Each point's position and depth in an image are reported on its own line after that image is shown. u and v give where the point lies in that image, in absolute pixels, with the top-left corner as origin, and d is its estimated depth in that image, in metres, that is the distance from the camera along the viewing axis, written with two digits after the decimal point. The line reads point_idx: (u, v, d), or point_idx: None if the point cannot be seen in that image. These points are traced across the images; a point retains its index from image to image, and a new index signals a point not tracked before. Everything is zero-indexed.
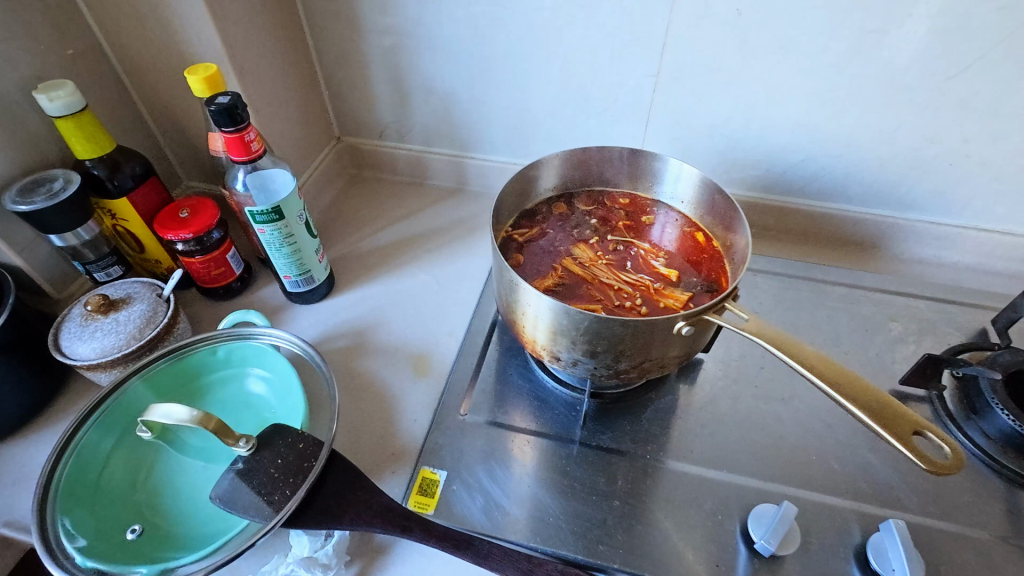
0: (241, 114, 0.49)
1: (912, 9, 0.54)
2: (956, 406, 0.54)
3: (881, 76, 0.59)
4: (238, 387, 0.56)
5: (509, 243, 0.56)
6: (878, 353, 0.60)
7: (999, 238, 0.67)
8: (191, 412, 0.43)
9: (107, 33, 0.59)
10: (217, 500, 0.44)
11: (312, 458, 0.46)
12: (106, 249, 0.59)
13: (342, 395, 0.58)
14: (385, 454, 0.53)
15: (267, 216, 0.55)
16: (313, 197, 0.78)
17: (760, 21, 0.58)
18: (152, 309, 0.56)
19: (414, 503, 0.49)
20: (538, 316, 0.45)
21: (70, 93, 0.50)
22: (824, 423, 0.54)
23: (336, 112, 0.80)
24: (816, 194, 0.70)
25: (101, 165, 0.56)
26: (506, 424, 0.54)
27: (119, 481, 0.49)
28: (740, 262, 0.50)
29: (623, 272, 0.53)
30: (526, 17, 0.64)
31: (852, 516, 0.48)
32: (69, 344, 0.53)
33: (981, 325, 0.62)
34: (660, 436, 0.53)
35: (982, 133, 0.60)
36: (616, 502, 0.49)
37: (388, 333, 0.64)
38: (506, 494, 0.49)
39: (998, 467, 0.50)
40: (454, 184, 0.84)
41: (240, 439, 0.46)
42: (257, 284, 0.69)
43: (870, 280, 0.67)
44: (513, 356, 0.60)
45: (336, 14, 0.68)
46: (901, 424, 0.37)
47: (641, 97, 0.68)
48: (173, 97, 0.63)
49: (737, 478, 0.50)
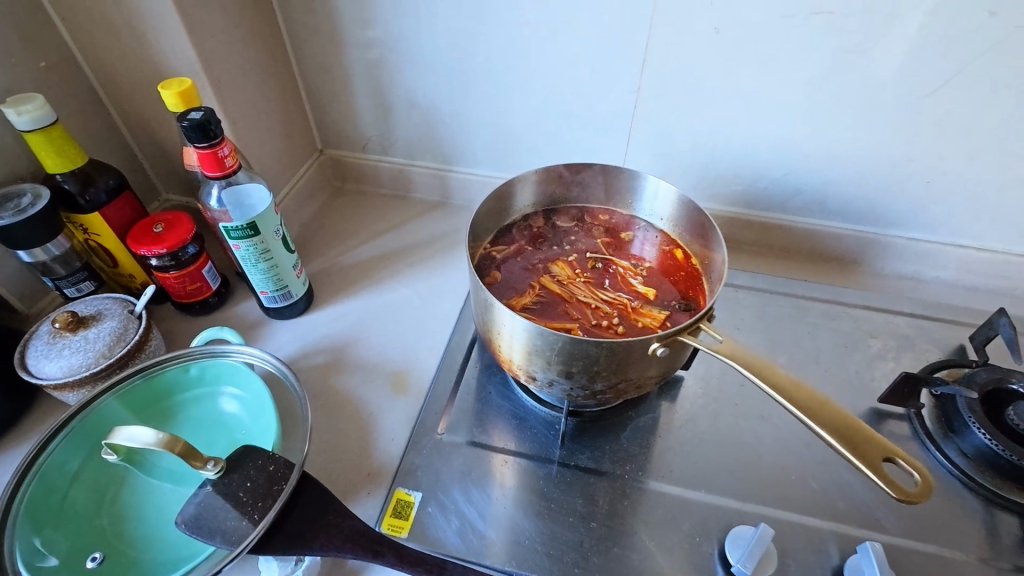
0: (214, 129, 0.49)
1: (885, 29, 0.54)
2: (934, 424, 0.54)
3: (857, 95, 0.60)
4: (211, 405, 0.55)
5: (487, 260, 0.56)
6: (857, 370, 0.60)
7: (977, 255, 0.67)
8: (157, 435, 0.42)
9: (82, 46, 0.58)
10: (182, 525, 0.43)
11: (282, 480, 0.45)
12: (77, 265, 0.58)
13: (318, 414, 0.57)
14: (360, 475, 0.52)
15: (242, 232, 0.54)
16: (294, 210, 0.78)
17: (738, 39, 0.58)
18: (123, 326, 0.54)
19: (388, 526, 0.48)
20: (513, 335, 0.44)
21: (39, 107, 0.50)
22: (803, 442, 0.54)
23: (318, 125, 0.79)
24: (797, 210, 0.71)
25: (72, 179, 0.55)
26: (484, 443, 0.54)
27: (83, 505, 0.48)
28: (717, 280, 0.50)
29: (601, 290, 0.53)
30: (508, 33, 0.64)
31: (829, 537, 0.48)
32: (36, 362, 0.52)
33: (960, 342, 0.62)
34: (639, 455, 0.53)
35: (957, 151, 0.61)
36: (594, 524, 0.48)
37: (366, 349, 0.63)
38: (482, 516, 0.49)
39: (975, 486, 0.50)
40: (438, 197, 0.84)
41: (208, 461, 0.45)
42: (234, 299, 0.68)
43: (850, 296, 0.67)
44: (492, 374, 0.60)
45: (317, 27, 0.68)
46: (870, 449, 0.36)
47: (623, 113, 0.68)
48: (149, 110, 0.62)
49: (716, 499, 0.50)
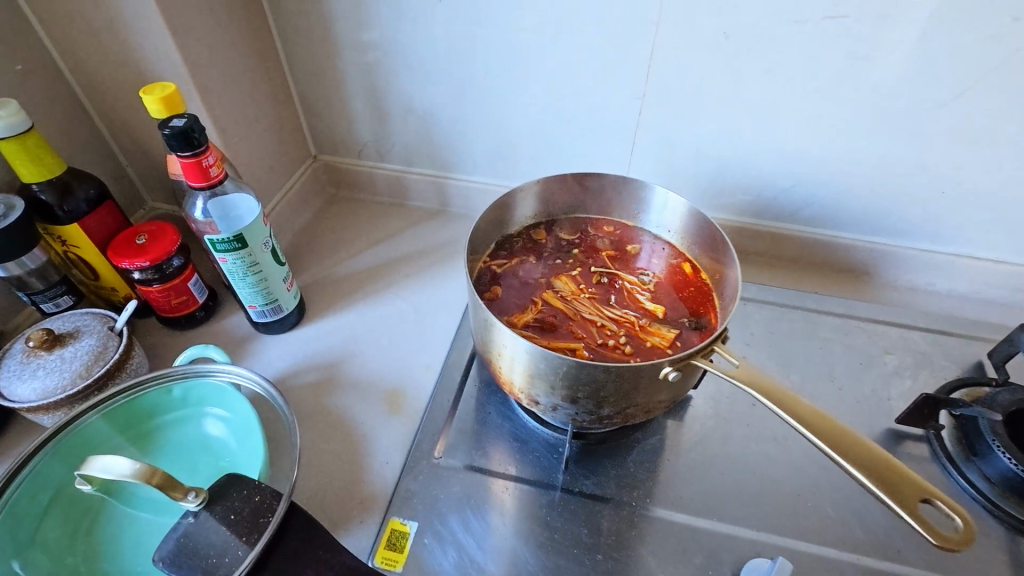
0: (198, 137, 0.46)
1: (902, 35, 0.52)
2: (955, 447, 0.51)
3: (870, 103, 0.57)
4: (196, 428, 0.52)
5: (486, 275, 0.53)
6: (873, 388, 0.57)
7: (993, 267, 0.65)
8: (134, 465, 0.39)
9: (62, 49, 0.55)
10: (160, 564, 0.40)
11: (268, 512, 0.42)
12: (56, 278, 0.55)
13: (309, 435, 0.54)
14: (353, 502, 0.49)
15: (228, 245, 0.51)
16: (286, 219, 0.75)
17: (748, 44, 0.56)
18: (102, 344, 0.52)
19: (382, 559, 0.45)
20: (514, 358, 0.42)
21: (13, 113, 0.47)
22: (818, 465, 0.51)
23: (312, 130, 0.77)
24: (807, 220, 0.68)
25: (50, 189, 0.52)
26: (483, 467, 0.51)
27: (55, 539, 0.45)
28: (730, 297, 0.47)
29: (607, 307, 0.50)
30: (507, 37, 0.61)
31: (848, 569, 0.45)
32: (8, 384, 0.49)
33: (978, 358, 0.60)
34: (646, 480, 0.50)
35: (974, 161, 0.58)
36: (599, 556, 0.46)
37: (360, 366, 0.60)
38: (481, 547, 0.46)
39: (1000, 514, 0.47)
40: (435, 205, 0.81)
41: (189, 493, 0.41)
42: (222, 312, 0.65)
43: (863, 310, 0.65)
44: (492, 393, 0.57)
45: (310, 30, 0.65)
46: (908, 489, 0.34)
47: (627, 120, 0.65)
48: (134, 116, 0.59)
49: (728, 528, 0.47)
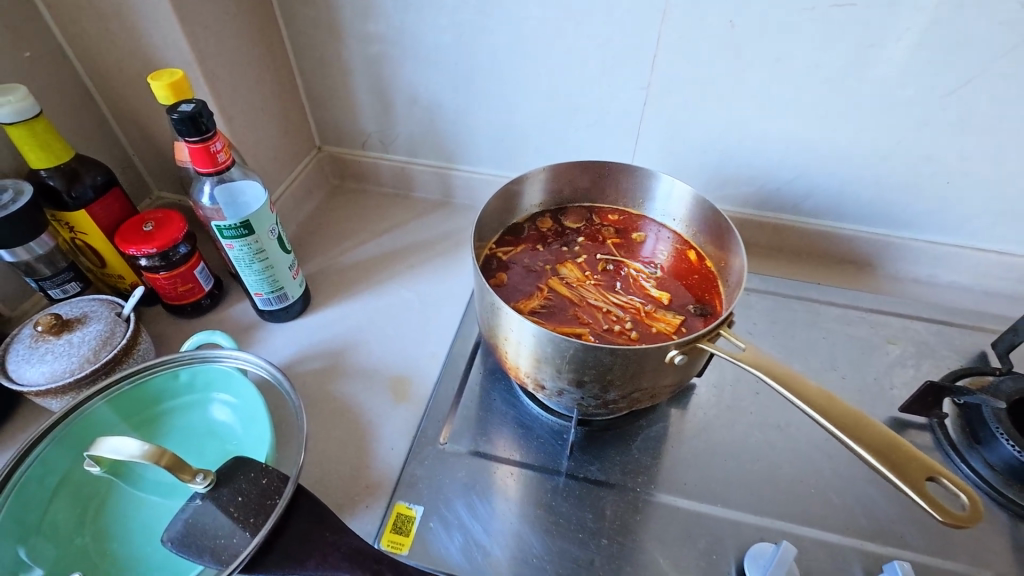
0: (206, 122, 0.46)
1: (909, 24, 0.52)
2: (959, 434, 0.51)
3: (877, 92, 0.57)
4: (202, 413, 0.53)
5: (491, 261, 0.54)
6: (876, 377, 0.58)
7: (994, 258, 0.65)
8: (142, 446, 0.39)
9: (70, 37, 0.56)
10: (169, 543, 0.40)
11: (275, 495, 0.42)
12: (63, 264, 0.55)
13: (314, 421, 0.54)
14: (359, 487, 0.49)
15: (235, 231, 0.51)
16: (291, 209, 0.75)
17: (755, 33, 0.56)
18: (109, 329, 0.52)
19: (388, 542, 0.45)
20: (521, 342, 0.42)
21: (22, 98, 0.47)
22: (822, 452, 0.52)
23: (317, 121, 0.77)
24: (811, 211, 0.69)
25: (57, 175, 0.52)
26: (488, 453, 0.51)
27: (63, 522, 0.45)
28: (736, 284, 0.48)
29: (612, 293, 0.50)
30: (514, 27, 0.61)
31: (851, 553, 0.45)
32: (17, 368, 0.49)
33: (981, 349, 0.60)
34: (651, 466, 0.50)
35: (980, 151, 0.59)
36: (604, 541, 0.46)
37: (366, 354, 0.61)
38: (487, 531, 0.46)
39: (1002, 500, 0.47)
40: (439, 196, 0.81)
41: (197, 474, 0.42)
42: (228, 301, 0.65)
43: (865, 300, 0.65)
44: (497, 380, 0.57)
45: (316, 20, 0.66)
46: (915, 468, 0.34)
47: (632, 111, 0.66)
48: (141, 104, 0.60)
49: (732, 514, 0.47)
